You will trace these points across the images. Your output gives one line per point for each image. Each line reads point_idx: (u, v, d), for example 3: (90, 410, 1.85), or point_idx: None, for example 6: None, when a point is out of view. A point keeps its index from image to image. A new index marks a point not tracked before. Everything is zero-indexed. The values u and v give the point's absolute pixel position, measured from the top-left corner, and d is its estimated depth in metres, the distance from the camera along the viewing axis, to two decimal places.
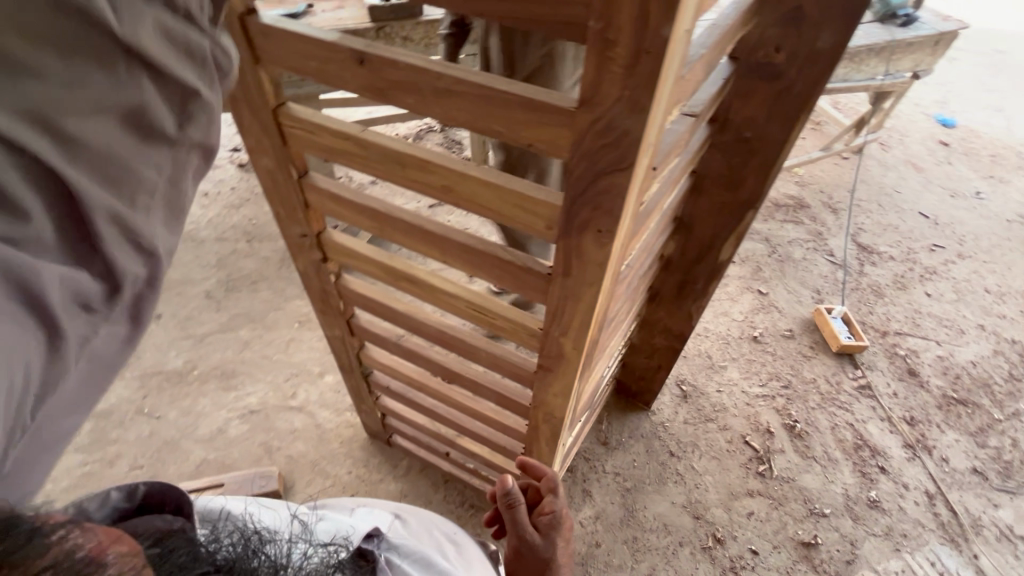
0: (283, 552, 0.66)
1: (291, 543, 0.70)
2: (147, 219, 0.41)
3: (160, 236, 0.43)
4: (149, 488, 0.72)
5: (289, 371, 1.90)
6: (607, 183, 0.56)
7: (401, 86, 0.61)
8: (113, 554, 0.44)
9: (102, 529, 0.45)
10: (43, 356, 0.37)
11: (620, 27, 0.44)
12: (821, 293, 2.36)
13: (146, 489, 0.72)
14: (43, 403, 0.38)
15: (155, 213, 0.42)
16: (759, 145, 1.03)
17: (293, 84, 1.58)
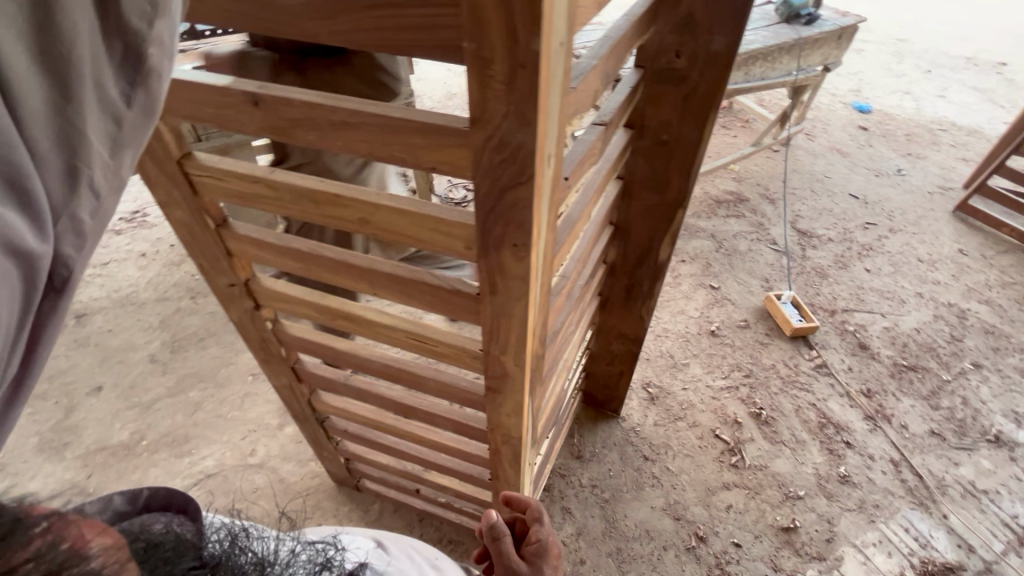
0: (270, 548, 0.72)
1: (279, 541, 0.75)
2: (112, 154, 0.34)
3: (128, 162, 0.35)
4: (153, 492, 0.74)
5: (246, 428, 1.82)
6: (513, 198, 0.56)
7: (299, 124, 0.60)
8: (99, 545, 0.47)
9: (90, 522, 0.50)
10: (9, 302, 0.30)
11: (492, 44, 0.44)
12: (770, 280, 2.44)
13: (151, 494, 0.75)
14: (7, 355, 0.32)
15: (119, 148, 0.34)
16: (677, 146, 1.06)
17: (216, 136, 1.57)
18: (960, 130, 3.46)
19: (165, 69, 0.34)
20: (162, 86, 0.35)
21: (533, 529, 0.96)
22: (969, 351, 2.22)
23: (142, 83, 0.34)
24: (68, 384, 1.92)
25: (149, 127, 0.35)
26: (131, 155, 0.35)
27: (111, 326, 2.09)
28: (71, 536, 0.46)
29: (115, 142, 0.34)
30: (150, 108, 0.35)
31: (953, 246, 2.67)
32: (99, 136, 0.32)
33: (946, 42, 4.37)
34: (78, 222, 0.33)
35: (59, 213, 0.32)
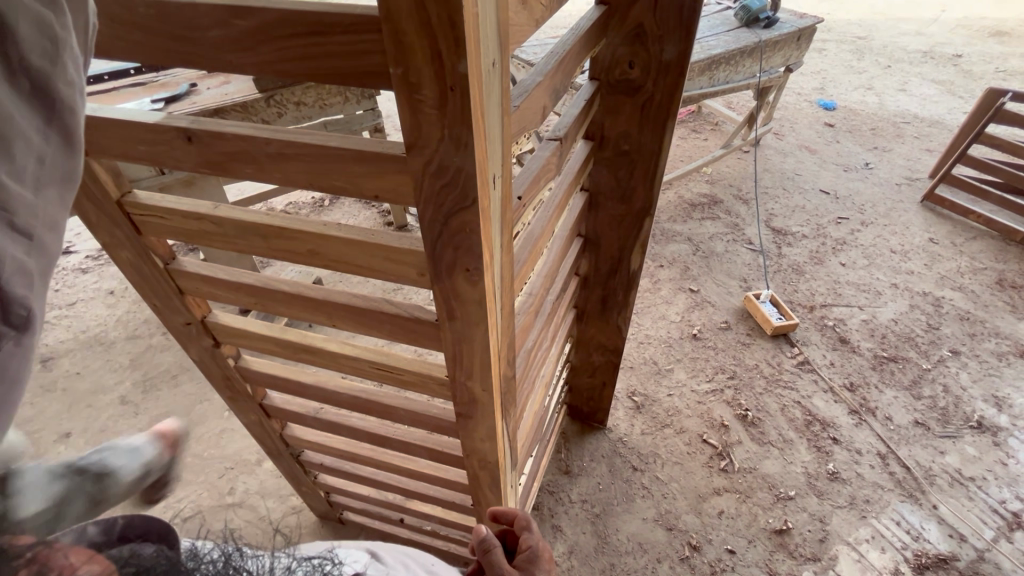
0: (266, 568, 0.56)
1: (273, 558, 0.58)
2: (30, 196, 0.28)
3: (50, 205, 0.29)
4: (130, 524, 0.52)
5: (222, 466, 1.76)
6: (460, 223, 0.54)
7: (235, 158, 0.58)
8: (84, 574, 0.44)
9: (73, 549, 0.46)
10: None
11: (420, 71, 0.43)
12: (748, 280, 2.45)
13: (128, 524, 0.53)
14: None
15: (40, 187, 0.28)
16: (638, 156, 1.05)
17: (149, 175, 1.47)
18: (922, 121, 3.54)
19: (80, 94, 0.30)
20: (79, 116, 0.30)
21: (523, 537, 0.92)
22: (947, 338, 2.24)
23: (58, 112, 0.28)
24: (35, 433, 1.84)
25: (75, 160, 0.30)
26: (57, 192, 0.30)
27: (79, 368, 2.01)
28: (59, 563, 0.43)
29: (35, 181, 0.28)
30: (70, 139, 0.30)
31: (924, 235, 2.71)
32: (16, 173, 0.27)
33: (902, 37, 4.50)
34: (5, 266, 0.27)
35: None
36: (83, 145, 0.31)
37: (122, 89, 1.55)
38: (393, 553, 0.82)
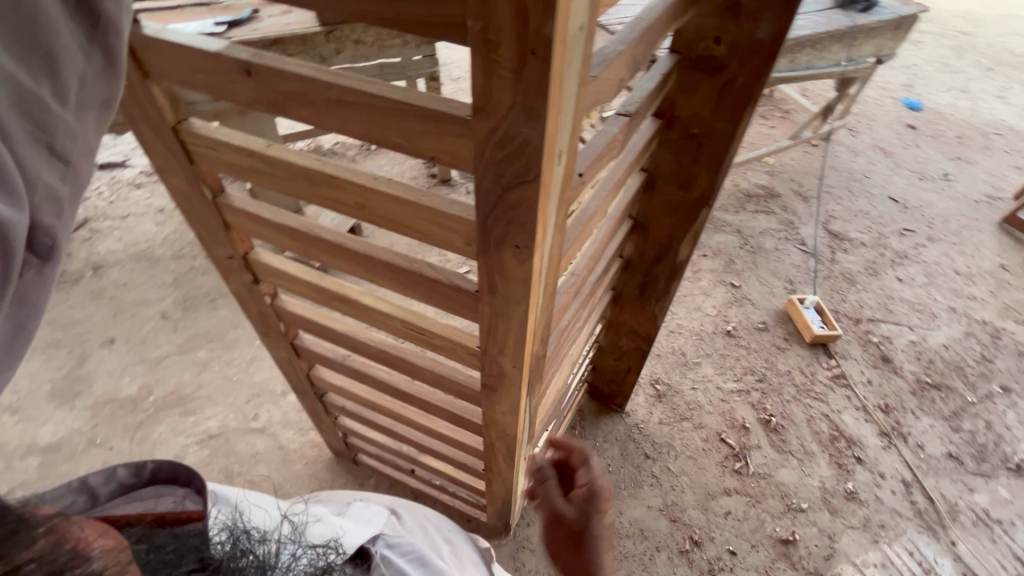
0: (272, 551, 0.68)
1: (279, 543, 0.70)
2: (73, 119, 0.34)
3: (86, 126, 0.36)
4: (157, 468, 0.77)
5: (250, 392, 1.82)
6: (516, 197, 0.51)
7: (292, 98, 0.55)
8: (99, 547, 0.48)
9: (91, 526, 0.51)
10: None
11: (499, 27, 0.39)
12: (794, 283, 2.34)
13: (156, 468, 0.78)
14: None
15: (82, 111, 0.35)
16: (708, 141, 0.98)
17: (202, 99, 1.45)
18: (1018, 135, 3.23)
19: (122, 26, 0.36)
20: (119, 51, 0.36)
21: (579, 473, 0.85)
22: (999, 373, 2.11)
23: (97, 37, 0.35)
24: (82, 335, 1.94)
25: (111, 87, 0.37)
26: (95, 115, 0.36)
27: (126, 280, 2.10)
28: (75, 536, 0.46)
29: (79, 105, 0.35)
30: (110, 69, 0.36)
31: (995, 260, 2.52)
32: (63, 96, 0.33)
33: (1010, 38, 4.07)
34: (49, 191, 0.34)
35: (31, 184, 0.33)
36: (118, 75, 0.37)
37: (186, 9, 1.53)
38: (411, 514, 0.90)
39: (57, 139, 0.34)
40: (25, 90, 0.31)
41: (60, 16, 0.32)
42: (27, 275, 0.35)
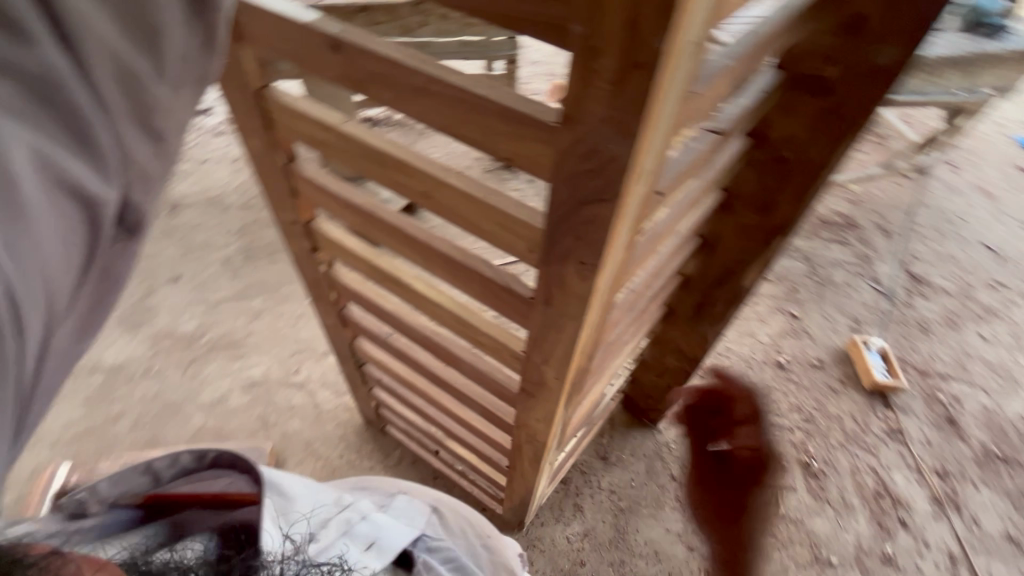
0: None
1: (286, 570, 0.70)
2: (168, 93, 0.35)
3: (180, 100, 0.36)
4: (217, 455, 0.87)
5: (294, 347, 1.88)
6: (591, 213, 0.48)
7: (376, 80, 0.54)
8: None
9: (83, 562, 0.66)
10: (83, 232, 0.33)
11: (607, 35, 0.36)
12: (860, 322, 2.18)
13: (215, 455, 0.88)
14: (85, 277, 0.34)
15: (177, 86, 0.35)
16: (798, 168, 0.91)
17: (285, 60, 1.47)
18: None
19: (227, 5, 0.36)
20: (220, 24, 0.36)
21: None
22: None
23: (201, 15, 0.35)
24: (152, 269, 2.07)
25: (211, 65, 0.37)
26: (190, 89, 0.36)
27: (196, 222, 2.21)
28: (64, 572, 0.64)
29: (176, 81, 0.35)
30: (209, 42, 0.36)
31: None
32: (163, 72, 0.34)
33: None
34: (140, 167, 0.35)
35: (124, 159, 0.34)
36: (220, 54, 0.37)
37: None
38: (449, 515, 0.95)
39: (152, 116, 0.34)
40: (126, 65, 0.32)
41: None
42: (117, 248, 0.36)
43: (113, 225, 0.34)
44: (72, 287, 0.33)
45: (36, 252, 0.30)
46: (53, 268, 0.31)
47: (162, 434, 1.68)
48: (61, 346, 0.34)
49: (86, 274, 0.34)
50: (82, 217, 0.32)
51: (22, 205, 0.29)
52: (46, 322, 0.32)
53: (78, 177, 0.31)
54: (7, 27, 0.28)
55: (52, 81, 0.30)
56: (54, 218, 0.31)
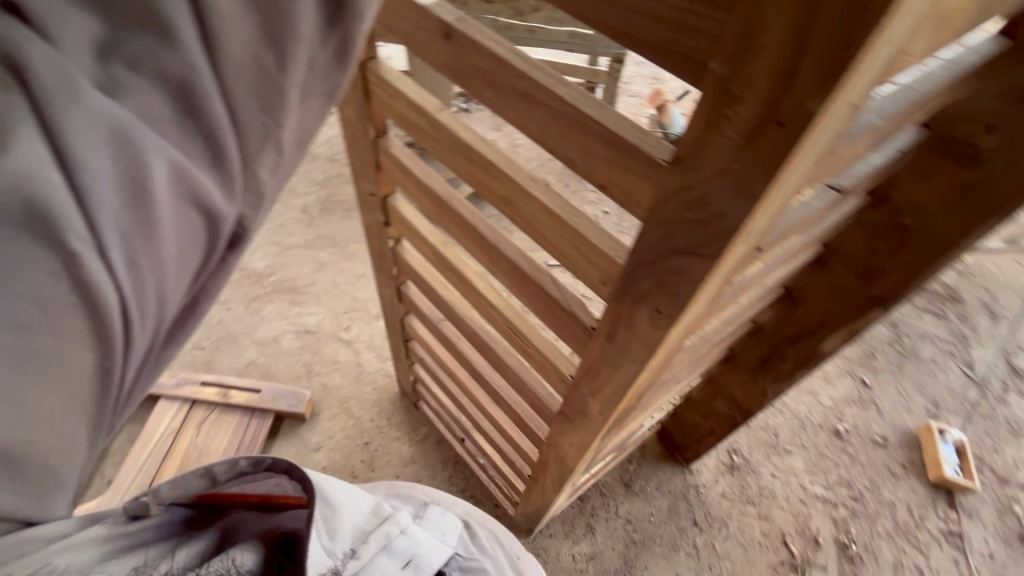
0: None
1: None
2: (296, 106, 0.31)
3: (306, 113, 0.32)
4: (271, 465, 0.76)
5: (349, 304, 1.94)
6: (680, 263, 0.44)
7: (481, 76, 0.51)
8: None
9: None
10: (202, 250, 0.31)
11: (750, 78, 0.31)
12: (939, 407, 1.98)
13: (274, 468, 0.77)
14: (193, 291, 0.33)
15: (307, 98, 0.32)
16: (918, 240, 0.81)
17: None
18: None
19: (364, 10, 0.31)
20: (359, 33, 0.32)
21: None
22: None
23: (341, 22, 0.31)
24: None
25: (339, 76, 0.33)
26: (316, 102, 0.33)
27: None
28: None
29: (306, 91, 0.32)
30: (345, 49, 0.32)
31: None
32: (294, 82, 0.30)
33: None
34: (259, 184, 0.32)
35: (247, 174, 0.31)
36: (351, 68, 0.33)
37: None
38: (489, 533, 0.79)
39: (282, 131, 0.31)
40: (263, 77, 0.29)
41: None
42: (231, 259, 0.34)
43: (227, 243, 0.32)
44: (184, 296, 0.32)
45: (156, 271, 0.28)
46: (170, 282, 0.29)
47: (217, 360, 1.79)
48: (159, 355, 0.34)
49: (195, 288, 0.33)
50: (204, 232, 0.30)
51: (152, 215, 0.27)
52: (151, 336, 0.31)
53: (207, 195, 0.29)
54: (157, 22, 0.26)
55: (192, 90, 0.27)
56: (178, 235, 0.29)
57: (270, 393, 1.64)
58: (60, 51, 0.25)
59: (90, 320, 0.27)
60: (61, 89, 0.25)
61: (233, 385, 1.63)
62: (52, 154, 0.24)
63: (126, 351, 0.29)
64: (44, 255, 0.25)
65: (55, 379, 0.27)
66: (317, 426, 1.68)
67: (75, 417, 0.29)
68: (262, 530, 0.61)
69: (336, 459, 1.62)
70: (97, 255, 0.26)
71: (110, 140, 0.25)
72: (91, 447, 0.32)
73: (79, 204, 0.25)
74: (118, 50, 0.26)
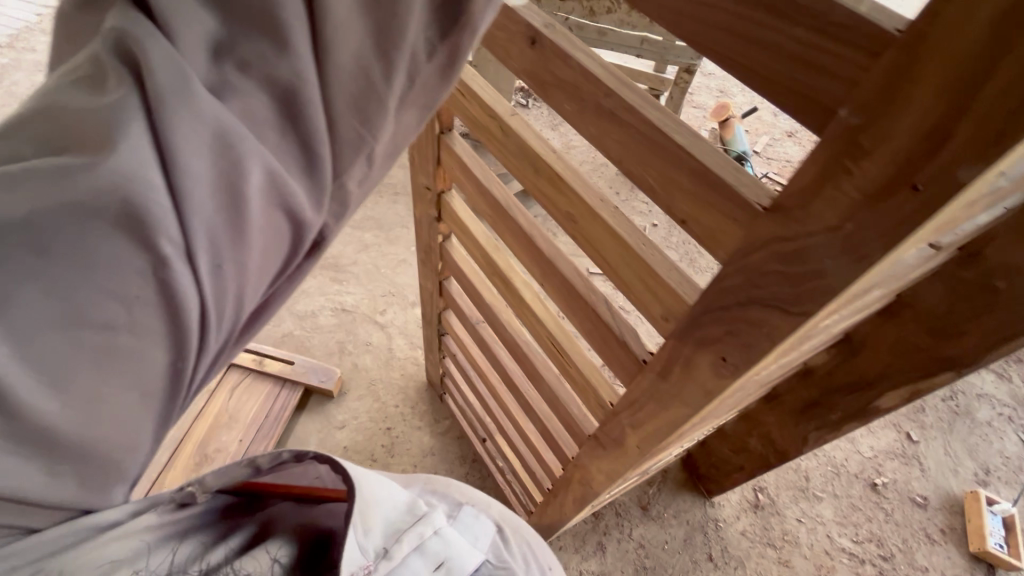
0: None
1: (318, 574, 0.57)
2: (393, 112, 0.38)
3: (401, 120, 0.39)
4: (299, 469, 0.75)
5: (387, 289, 1.95)
6: (758, 315, 0.40)
7: (562, 87, 0.49)
8: None
9: None
10: (278, 253, 0.36)
11: (887, 134, 0.27)
12: (990, 474, 1.84)
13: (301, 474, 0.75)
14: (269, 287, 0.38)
15: (403, 107, 0.39)
16: (1008, 304, 0.73)
17: None
18: None
19: (477, 25, 0.38)
20: (463, 60, 0.39)
21: None
22: None
23: (446, 44, 0.38)
24: None
25: (440, 92, 0.40)
26: (413, 113, 0.40)
27: None
28: None
29: (403, 100, 0.38)
30: (448, 69, 0.39)
31: None
32: (394, 89, 0.37)
33: None
34: (345, 193, 0.38)
35: (336, 179, 0.38)
36: (451, 86, 0.40)
37: None
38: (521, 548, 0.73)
39: (374, 139, 0.38)
40: (367, 83, 0.35)
41: (419, 14, 0.35)
42: (304, 264, 0.40)
43: (300, 248, 0.38)
44: (258, 296, 0.37)
45: (238, 267, 0.34)
46: (247, 281, 0.35)
47: None
48: (234, 347, 0.39)
49: (271, 285, 0.38)
50: (285, 234, 0.36)
51: (240, 223, 0.33)
52: (229, 326, 0.36)
53: (284, 204, 0.35)
54: (275, 32, 0.32)
55: (297, 95, 0.33)
56: (258, 238, 0.34)
57: (303, 366, 1.67)
58: (177, 49, 0.31)
59: (171, 310, 0.32)
60: (173, 94, 0.30)
61: (269, 353, 1.66)
62: (158, 162, 0.30)
63: (202, 337, 0.34)
64: (143, 256, 0.30)
65: (135, 367, 0.33)
66: (343, 405, 1.70)
67: (148, 403, 0.35)
68: (295, 526, 0.60)
69: (358, 441, 1.64)
70: (183, 257, 0.31)
71: (213, 145, 0.31)
72: (153, 442, 0.38)
73: (177, 210, 0.30)
74: (232, 49, 0.32)
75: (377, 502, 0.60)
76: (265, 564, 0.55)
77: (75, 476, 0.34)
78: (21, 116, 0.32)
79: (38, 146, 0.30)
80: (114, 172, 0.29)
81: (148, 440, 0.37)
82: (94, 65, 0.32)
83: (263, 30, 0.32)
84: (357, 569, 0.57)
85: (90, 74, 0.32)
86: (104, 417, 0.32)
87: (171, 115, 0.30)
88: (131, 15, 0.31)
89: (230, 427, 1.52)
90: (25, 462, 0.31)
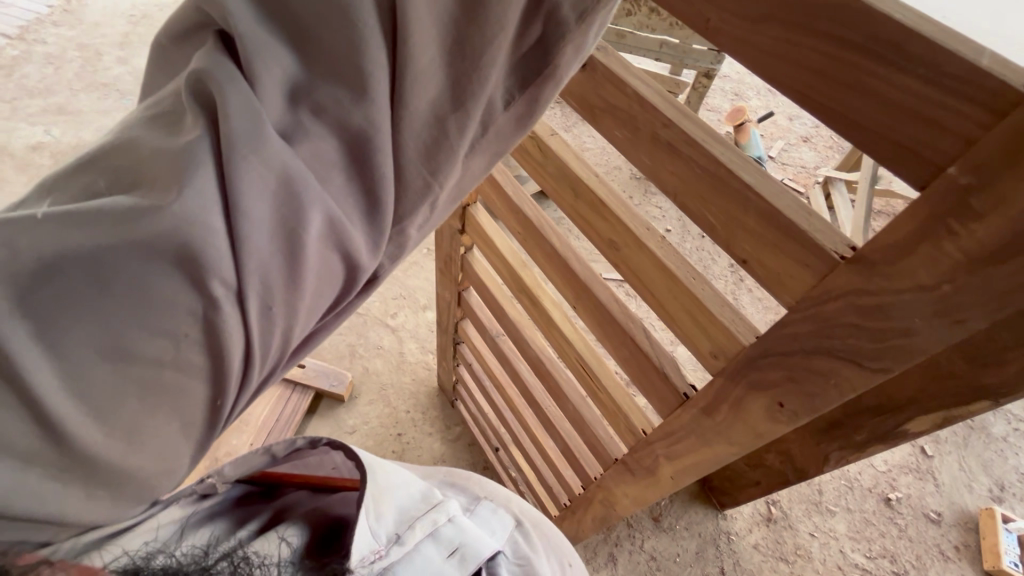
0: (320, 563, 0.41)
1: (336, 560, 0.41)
2: (461, 158, 0.37)
3: (469, 166, 0.38)
4: None
5: (397, 291, 1.92)
6: (823, 365, 0.38)
7: (614, 115, 0.47)
8: None
9: None
10: (330, 291, 0.36)
11: (1001, 200, 0.25)
12: (1005, 491, 1.82)
13: None
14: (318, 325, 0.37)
15: (473, 153, 0.38)
16: None
17: None
18: None
19: (561, 79, 0.36)
20: (540, 109, 0.38)
21: None
22: None
23: (526, 95, 0.36)
24: None
25: (513, 141, 0.39)
26: (482, 159, 0.39)
27: None
28: None
29: (473, 146, 0.37)
30: (524, 118, 0.38)
31: None
32: (464, 137, 0.36)
33: None
34: (403, 237, 0.38)
35: (397, 223, 0.37)
36: (524, 134, 0.39)
37: None
38: (546, 547, 0.59)
39: (439, 185, 0.37)
40: (439, 132, 0.35)
41: (500, 65, 0.34)
42: (357, 300, 0.39)
43: (354, 287, 0.37)
44: (308, 331, 0.37)
45: (288, 307, 0.33)
46: (296, 321, 0.34)
47: None
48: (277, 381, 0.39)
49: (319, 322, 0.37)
50: (339, 275, 0.35)
51: (295, 265, 0.32)
52: (273, 361, 0.35)
53: (341, 246, 0.34)
54: (355, 81, 0.32)
55: (367, 139, 0.33)
56: (312, 280, 0.34)
57: (314, 370, 1.65)
58: (256, 92, 0.31)
59: (211, 349, 0.31)
60: (245, 139, 0.30)
61: None
62: (221, 207, 0.30)
63: (244, 374, 0.34)
64: (195, 297, 0.30)
65: (175, 399, 0.32)
66: (353, 409, 1.69)
67: (187, 435, 0.34)
68: (313, 512, 0.47)
69: (368, 446, 1.63)
70: (234, 299, 0.31)
71: (277, 192, 0.31)
72: (190, 465, 0.36)
73: (233, 253, 0.30)
74: (308, 92, 0.33)
75: (390, 476, 0.49)
76: (274, 546, 0.41)
77: (110, 498, 0.33)
78: (103, 149, 0.34)
79: (114, 180, 0.32)
80: (176, 218, 0.29)
81: (187, 461, 0.35)
82: (176, 106, 0.33)
83: (343, 80, 0.32)
84: (368, 555, 0.44)
85: (173, 116, 0.33)
86: (138, 447, 0.31)
87: (238, 159, 0.30)
88: (216, 57, 0.32)
89: (241, 430, 1.44)
90: (64, 482, 0.30)
